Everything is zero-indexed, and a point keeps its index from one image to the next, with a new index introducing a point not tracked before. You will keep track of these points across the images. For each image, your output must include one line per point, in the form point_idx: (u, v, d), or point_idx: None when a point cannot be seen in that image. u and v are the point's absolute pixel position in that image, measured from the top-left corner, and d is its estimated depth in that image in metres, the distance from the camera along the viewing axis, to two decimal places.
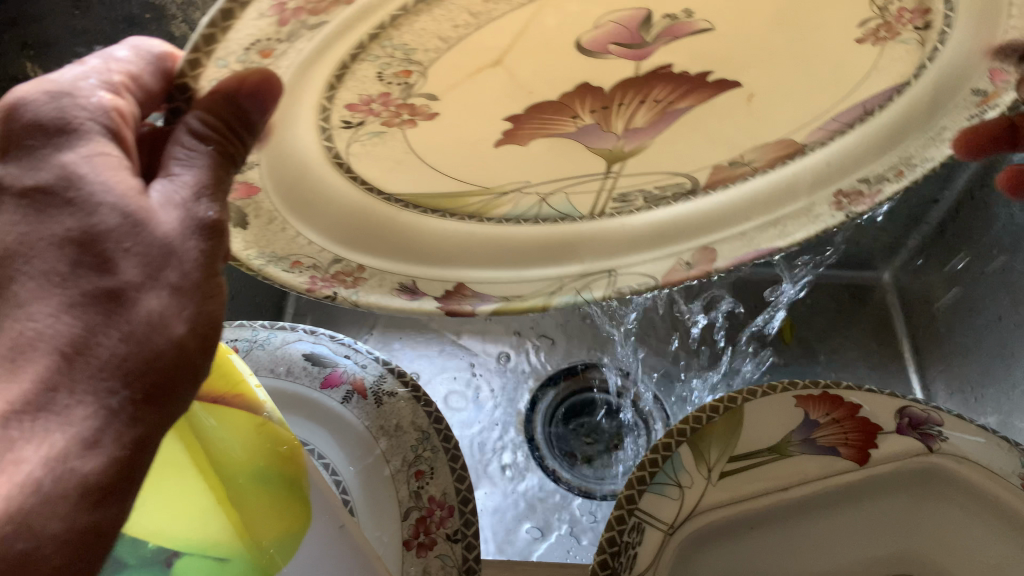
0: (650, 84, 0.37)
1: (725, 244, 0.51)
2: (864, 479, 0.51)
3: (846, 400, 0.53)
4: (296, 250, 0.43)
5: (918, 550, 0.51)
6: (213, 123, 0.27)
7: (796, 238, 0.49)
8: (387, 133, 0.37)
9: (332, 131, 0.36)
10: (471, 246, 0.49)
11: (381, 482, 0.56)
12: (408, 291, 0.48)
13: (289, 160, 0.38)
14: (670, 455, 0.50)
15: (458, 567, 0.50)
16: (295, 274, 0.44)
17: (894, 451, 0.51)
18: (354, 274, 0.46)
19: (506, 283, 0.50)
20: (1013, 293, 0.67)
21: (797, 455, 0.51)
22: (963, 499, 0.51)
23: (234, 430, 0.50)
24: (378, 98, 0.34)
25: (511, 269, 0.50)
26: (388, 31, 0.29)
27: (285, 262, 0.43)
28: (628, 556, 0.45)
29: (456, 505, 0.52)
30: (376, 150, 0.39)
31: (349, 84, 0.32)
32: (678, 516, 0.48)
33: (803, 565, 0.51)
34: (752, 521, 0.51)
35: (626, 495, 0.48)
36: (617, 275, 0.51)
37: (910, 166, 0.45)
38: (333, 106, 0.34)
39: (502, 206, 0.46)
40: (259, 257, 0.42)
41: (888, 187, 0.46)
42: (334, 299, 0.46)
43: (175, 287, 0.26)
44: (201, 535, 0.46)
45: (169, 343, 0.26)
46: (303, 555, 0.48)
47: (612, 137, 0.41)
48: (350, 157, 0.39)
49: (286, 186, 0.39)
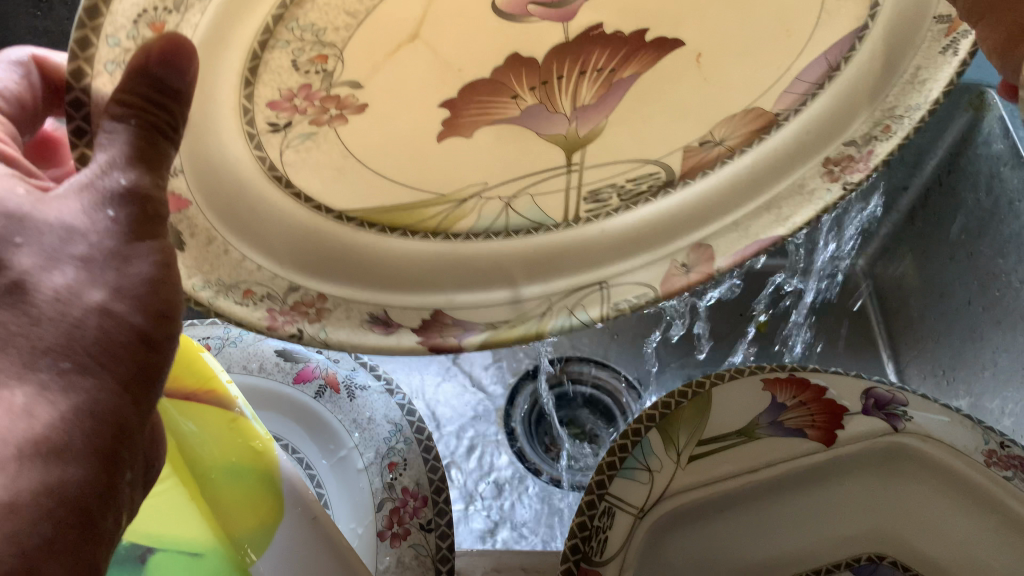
0: (585, 49, 0.37)
1: (723, 241, 0.46)
2: (831, 460, 0.52)
3: (812, 383, 0.54)
4: (244, 276, 0.37)
5: (888, 529, 0.51)
6: (128, 100, 0.26)
7: (798, 223, 0.45)
8: (318, 134, 0.36)
9: (260, 138, 0.35)
10: (435, 267, 0.44)
11: (354, 474, 0.57)
12: (378, 323, 0.41)
13: (217, 173, 0.35)
14: (639, 440, 0.51)
15: (433, 556, 0.51)
16: (242, 305, 0.36)
17: (858, 432, 0.52)
18: (315, 304, 0.40)
19: (480, 309, 0.44)
20: (978, 277, 0.68)
21: (764, 437, 0.52)
22: (922, 474, 0.51)
23: (211, 427, 0.52)
24: (300, 91, 0.34)
25: (481, 290, 0.44)
26: (291, 9, 0.30)
27: (235, 289, 0.36)
28: (599, 540, 0.46)
29: (430, 495, 0.54)
30: (315, 157, 0.37)
31: (265, 77, 0.32)
32: (647, 499, 0.49)
33: (773, 545, 0.51)
34: (721, 503, 0.51)
35: (597, 479, 0.49)
36: (608, 289, 0.45)
37: (896, 119, 0.44)
38: (256, 104, 0.33)
39: (465, 217, 0.44)
40: (201, 285, 0.34)
41: (880, 145, 0.45)
42: (301, 339, 0.38)
43: (83, 260, 0.28)
44: (175, 532, 0.49)
45: (86, 311, 0.28)
46: (275, 547, 0.48)
47: (562, 120, 0.41)
48: (288, 168, 0.37)
49: (224, 206, 0.36)
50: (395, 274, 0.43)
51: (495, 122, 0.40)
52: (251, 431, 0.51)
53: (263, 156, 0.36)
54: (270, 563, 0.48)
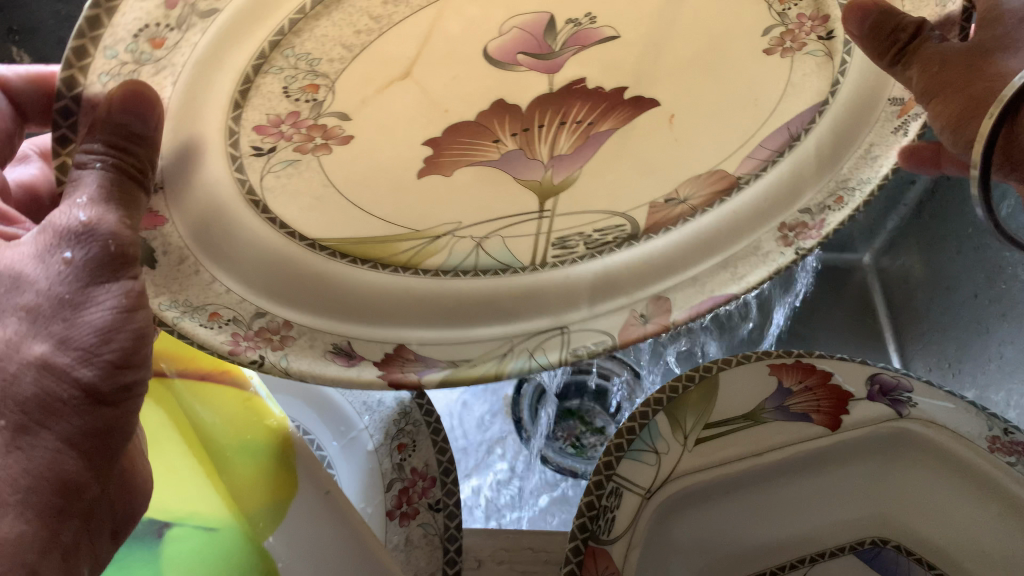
0: (567, 100, 0.38)
1: (679, 292, 0.43)
2: (835, 445, 0.52)
3: (818, 368, 0.55)
4: (213, 299, 0.37)
5: (890, 512, 0.52)
6: (107, 152, 0.29)
7: (751, 282, 0.43)
8: (301, 163, 0.36)
9: (243, 161, 0.35)
10: (397, 306, 0.43)
11: (365, 455, 0.58)
12: (342, 356, 0.40)
13: (191, 199, 0.35)
14: (646, 423, 0.52)
15: (441, 535, 0.53)
16: (200, 322, 0.37)
17: (864, 417, 0.52)
18: (281, 331, 0.39)
19: (449, 347, 0.43)
20: (985, 271, 0.68)
21: (770, 421, 0.52)
22: (923, 459, 0.52)
23: (224, 407, 0.52)
24: (286, 118, 0.34)
25: (446, 330, 0.43)
26: (288, 37, 0.31)
27: (202, 312, 0.37)
28: (606, 520, 0.47)
29: (438, 476, 0.56)
30: (293, 187, 0.37)
31: (254, 101, 0.32)
32: (654, 481, 0.49)
33: (775, 528, 0.52)
34: (727, 485, 0.51)
35: (604, 462, 0.50)
36: (569, 333, 0.43)
37: (849, 192, 0.42)
38: (242, 129, 0.33)
39: (436, 253, 0.44)
40: (166, 305, 0.36)
41: (832, 216, 0.42)
42: (262, 366, 0.38)
43: (61, 331, 0.31)
44: (192, 508, 0.50)
45: (67, 369, 0.31)
46: (289, 522, 0.49)
47: (538, 166, 0.42)
48: (265, 193, 0.37)
49: (204, 233, 0.36)
50: (355, 310, 0.42)
51: (474, 164, 0.40)
52: (265, 410, 0.52)
53: (242, 180, 0.36)
54: (284, 538, 0.49)
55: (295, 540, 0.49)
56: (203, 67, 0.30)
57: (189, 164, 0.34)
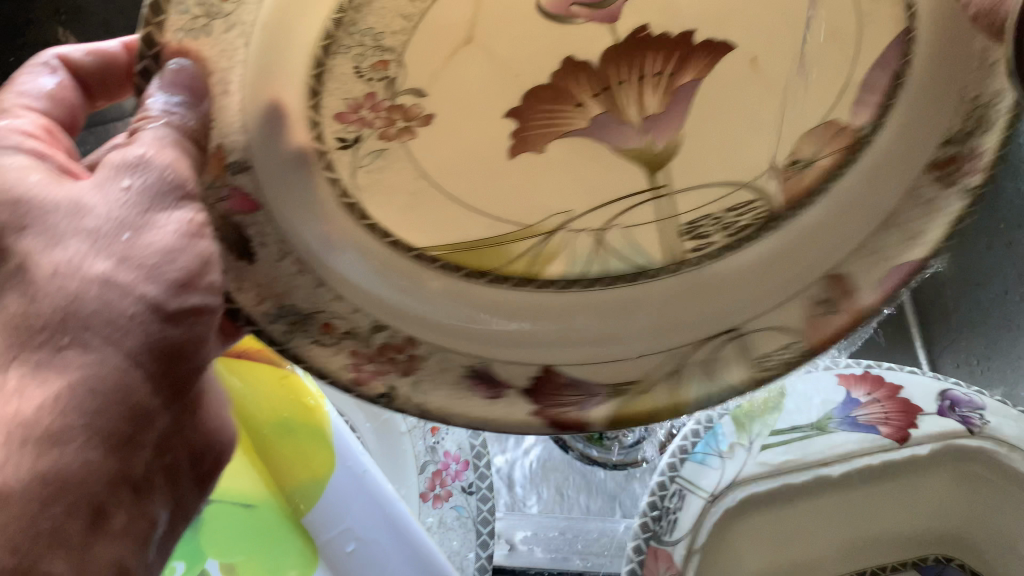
0: (640, 50, 0.30)
1: (860, 269, 0.34)
2: (903, 461, 0.49)
3: (888, 380, 0.51)
4: (323, 306, 0.31)
5: (971, 534, 0.48)
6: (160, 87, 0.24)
7: (932, 240, 0.32)
8: (389, 152, 0.30)
9: (331, 157, 0.29)
10: (531, 323, 0.35)
11: (393, 433, 0.54)
12: (483, 383, 0.33)
13: (308, 191, 0.30)
14: (712, 427, 0.50)
15: (475, 517, 0.50)
16: (313, 339, 0.30)
17: (932, 432, 0.49)
18: (406, 349, 0.33)
19: (596, 364, 0.35)
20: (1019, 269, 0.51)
21: (836, 432, 0.50)
22: (1015, 491, 0.47)
23: (256, 384, 0.49)
24: (366, 99, 0.28)
25: (594, 346, 0.35)
26: (351, 14, 0.26)
27: (311, 325, 0.30)
28: (669, 521, 0.46)
29: (471, 458, 0.52)
30: (389, 180, 0.31)
31: (332, 85, 0.27)
32: (719, 485, 0.48)
33: (840, 535, 0.49)
34: (793, 494, 0.49)
35: (669, 462, 0.48)
36: (744, 335, 0.35)
37: (978, 105, 0.31)
38: (322, 115, 0.28)
39: (557, 257, 0.35)
40: (270, 312, 0.29)
41: (985, 137, 0.31)
42: (392, 399, 0.32)
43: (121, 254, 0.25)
44: (225, 485, 0.47)
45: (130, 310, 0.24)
46: (326, 503, 0.46)
47: (631, 132, 0.33)
48: (362, 193, 0.31)
49: (282, 181, 0.29)
50: (474, 332, 0.34)
51: (568, 137, 0.33)
52: (300, 387, 0.49)
53: (324, 159, 0.29)
54: (321, 519, 0.46)
55: (344, 552, 0.45)
56: (272, 33, 0.25)
57: (276, 160, 0.28)
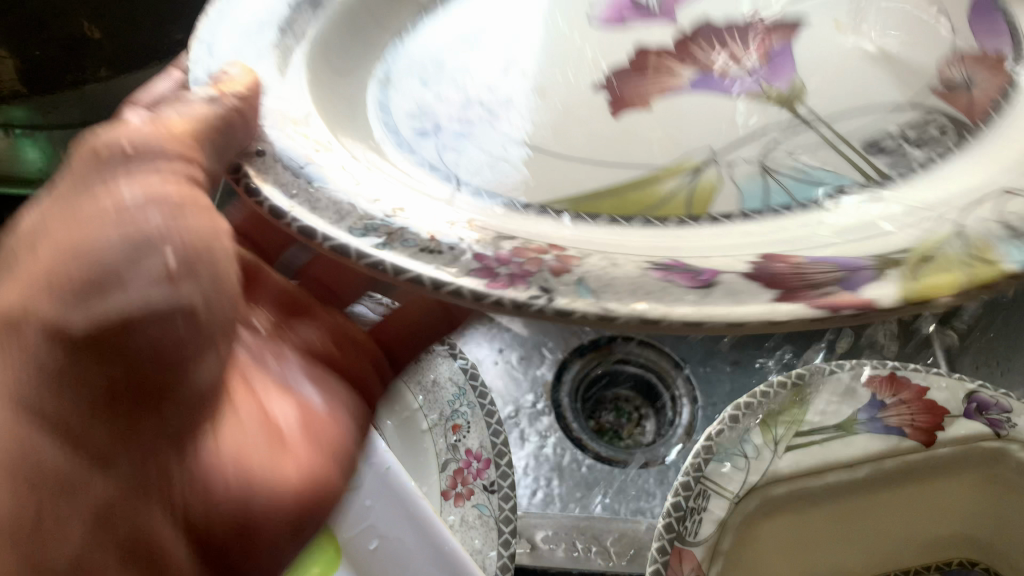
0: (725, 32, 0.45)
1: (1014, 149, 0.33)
2: (924, 460, 0.50)
3: (914, 383, 0.53)
4: (445, 239, 0.29)
5: (991, 539, 0.50)
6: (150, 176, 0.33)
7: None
8: (475, 137, 0.39)
9: (411, 170, 0.37)
10: (725, 238, 0.33)
11: (417, 434, 0.57)
12: (683, 277, 0.27)
13: (416, 171, 0.37)
14: (737, 426, 0.51)
15: (496, 516, 0.51)
16: (417, 247, 0.28)
17: (958, 435, 0.50)
18: (535, 278, 0.27)
19: (854, 250, 0.29)
20: None
21: (863, 433, 0.51)
22: None
23: None
24: (442, 103, 0.41)
25: (851, 247, 0.29)
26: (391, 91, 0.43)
27: (412, 237, 0.28)
28: (694, 521, 0.47)
29: (493, 457, 0.53)
30: (475, 159, 0.38)
31: (382, 116, 0.40)
32: (742, 487, 0.49)
33: (862, 544, 0.50)
34: (815, 496, 0.50)
35: (693, 463, 0.49)
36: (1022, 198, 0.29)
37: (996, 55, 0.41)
38: (397, 120, 0.40)
39: (723, 195, 0.36)
40: (354, 228, 0.28)
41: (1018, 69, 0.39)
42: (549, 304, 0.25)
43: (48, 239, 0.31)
44: None
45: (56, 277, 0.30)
46: None
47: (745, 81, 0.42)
48: (481, 171, 0.37)
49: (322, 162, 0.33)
50: (636, 236, 0.34)
51: (669, 95, 0.42)
52: None
53: (415, 165, 0.37)
54: None
55: (367, 548, 0.50)
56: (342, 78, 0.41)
57: (371, 147, 0.37)
